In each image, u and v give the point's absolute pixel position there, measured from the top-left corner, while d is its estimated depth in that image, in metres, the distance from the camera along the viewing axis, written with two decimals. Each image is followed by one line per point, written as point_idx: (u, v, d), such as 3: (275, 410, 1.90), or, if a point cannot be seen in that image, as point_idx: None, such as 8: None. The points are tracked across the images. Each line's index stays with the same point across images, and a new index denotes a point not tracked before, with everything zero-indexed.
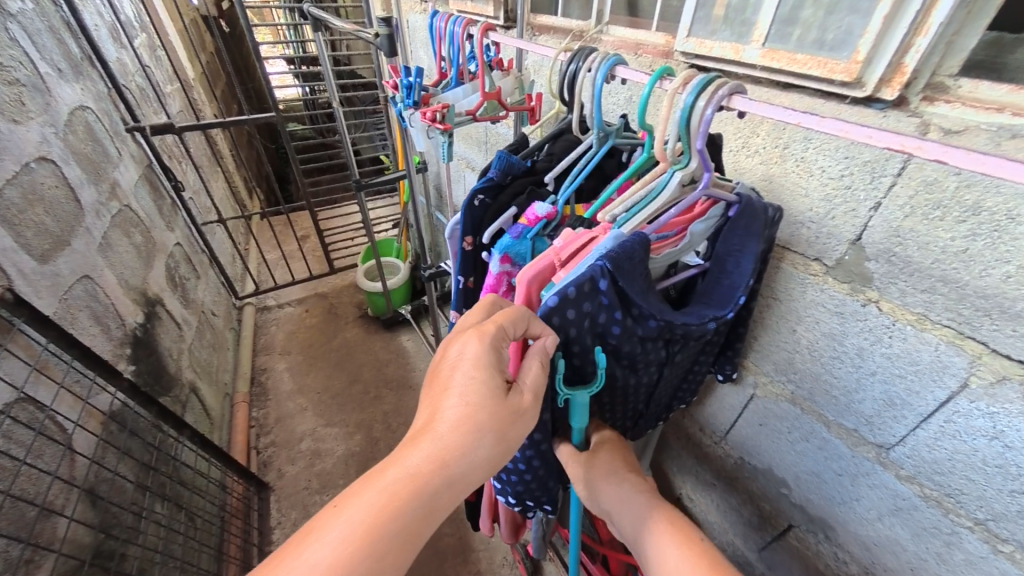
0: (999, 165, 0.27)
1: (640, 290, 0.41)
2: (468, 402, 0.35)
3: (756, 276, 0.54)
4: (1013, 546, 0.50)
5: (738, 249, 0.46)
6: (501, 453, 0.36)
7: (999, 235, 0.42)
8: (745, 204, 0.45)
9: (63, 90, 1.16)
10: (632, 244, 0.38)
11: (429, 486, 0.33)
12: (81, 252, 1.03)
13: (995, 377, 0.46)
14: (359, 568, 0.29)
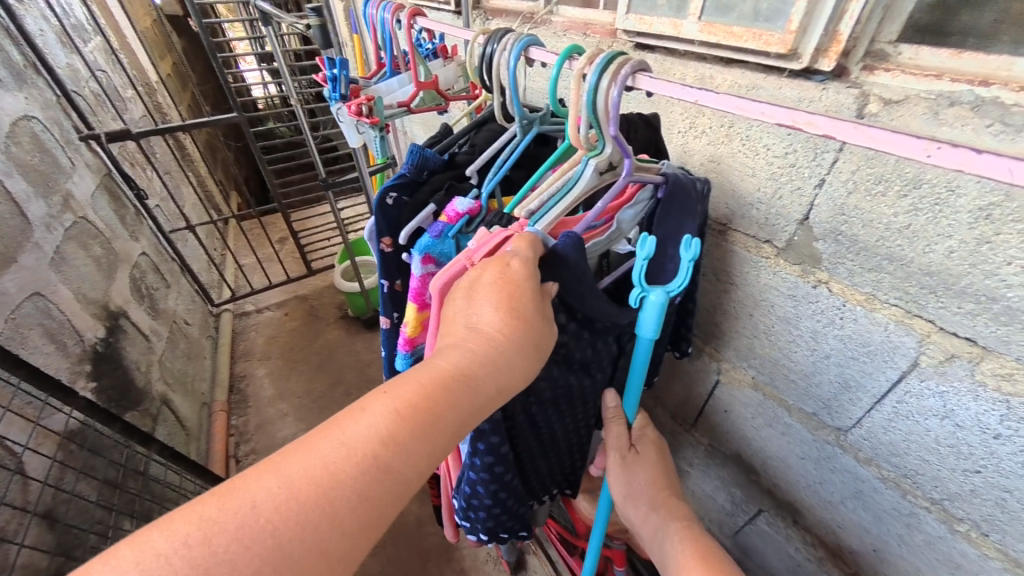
0: (885, 138, 0.28)
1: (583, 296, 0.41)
2: (514, 311, 0.33)
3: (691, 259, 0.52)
4: (968, 525, 0.49)
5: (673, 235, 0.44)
6: (533, 370, 0.35)
7: (940, 208, 0.40)
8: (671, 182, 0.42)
9: (4, 100, 1.11)
10: (575, 251, 0.37)
11: (474, 387, 0.32)
12: (29, 268, 0.99)
13: (945, 356, 0.45)
14: (404, 447, 0.28)
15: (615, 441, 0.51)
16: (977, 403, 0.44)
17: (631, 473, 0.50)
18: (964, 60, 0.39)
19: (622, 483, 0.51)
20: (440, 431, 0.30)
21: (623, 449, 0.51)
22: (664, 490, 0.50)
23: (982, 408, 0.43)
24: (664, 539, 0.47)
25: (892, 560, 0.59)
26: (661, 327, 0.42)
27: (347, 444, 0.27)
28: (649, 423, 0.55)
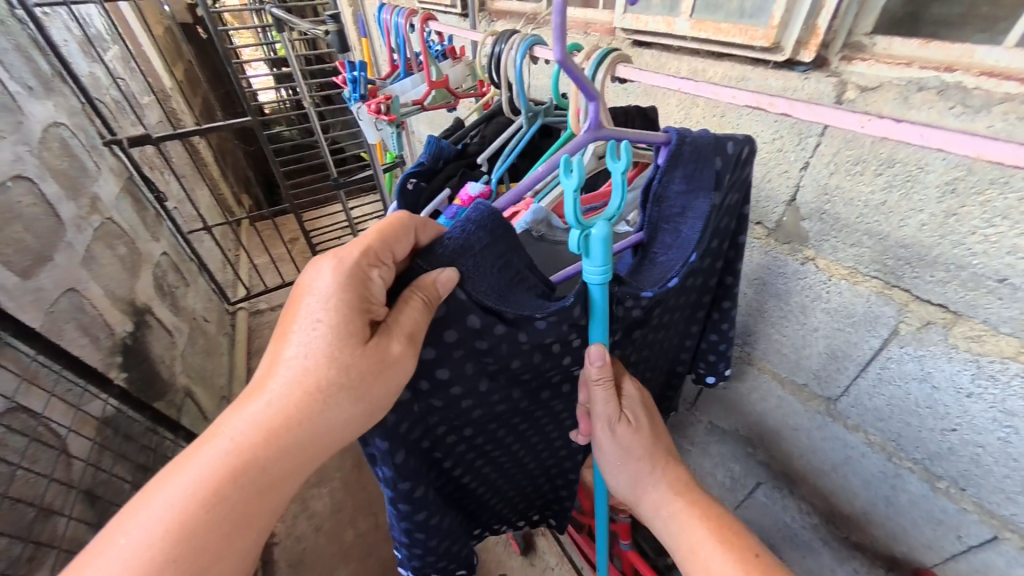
0: (831, 115, 0.37)
1: (492, 289, 0.39)
2: (314, 359, 0.35)
3: (729, 239, 0.53)
4: (947, 482, 0.53)
5: (682, 211, 0.45)
6: (352, 408, 0.37)
7: (912, 184, 0.44)
8: (674, 148, 0.42)
9: (35, 108, 1.17)
10: (469, 237, 0.37)
11: (274, 439, 0.35)
12: (63, 265, 1.05)
13: (922, 323, 0.48)
14: (200, 513, 0.33)
15: (606, 414, 0.50)
16: (951, 364, 0.47)
17: (625, 445, 0.51)
18: (931, 48, 0.43)
19: (617, 454, 0.52)
20: (252, 481, 0.35)
21: (615, 423, 0.50)
22: (659, 459, 0.52)
23: (956, 369, 0.47)
24: (664, 508, 0.51)
25: (880, 522, 0.63)
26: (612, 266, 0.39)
27: (143, 526, 0.33)
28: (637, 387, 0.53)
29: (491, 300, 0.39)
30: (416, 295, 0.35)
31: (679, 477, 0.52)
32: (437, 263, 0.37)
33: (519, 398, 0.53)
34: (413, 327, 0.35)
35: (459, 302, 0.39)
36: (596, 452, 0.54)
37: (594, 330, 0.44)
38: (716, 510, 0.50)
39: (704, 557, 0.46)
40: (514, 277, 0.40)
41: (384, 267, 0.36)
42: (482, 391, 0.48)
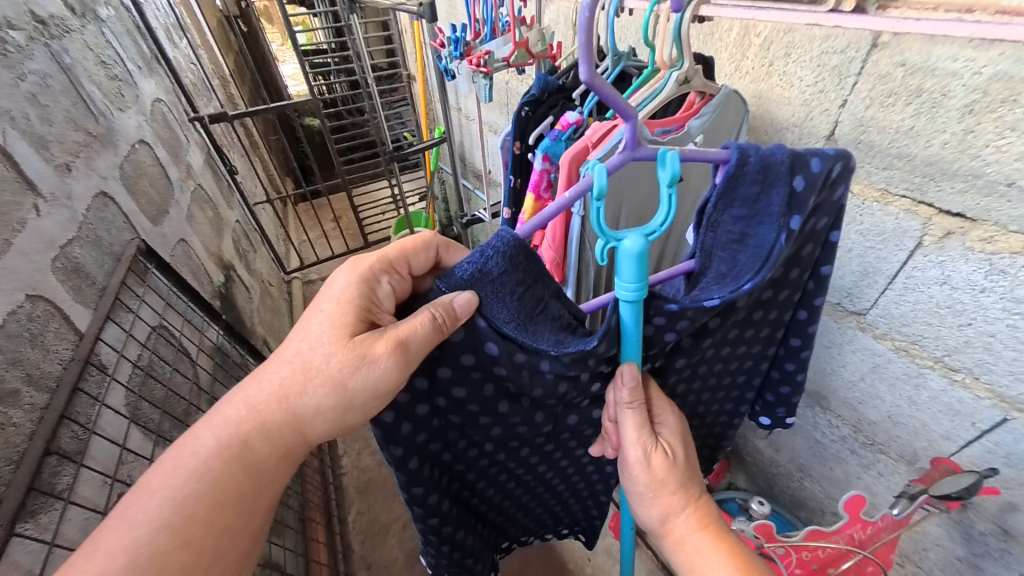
0: (870, 21, 0.55)
1: (507, 317, 0.38)
2: (310, 352, 0.45)
3: (809, 268, 0.50)
4: (963, 373, 0.62)
5: (740, 239, 0.42)
6: (332, 400, 0.44)
7: (936, 109, 0.53)
8: (733, 167, 0.39)
9: (145, 85, 1.32)
10: (486, 261, 0.36)
11: (277, 413, 0.46)
12: (176, 220, 1.20)
13: (943, 233, 0.58)
14: (217, 461, 0.44)
15: (639, 440, 0.49)
16: (967, 265, 0.57)
17: (658, 474, 0.50)
18: None
19: (648, 484, 0.50)
20: (259, 442, 0.45)
21: (647, 449, 0.49)
22: (690, 493, 0.51)
23: (972, 269, 0.57)
24: (688, 543, 0.50)
25: (904, 421, 0.73)
26: (645, 279, 0.37)
27: (174, 468, 0.43)
28: (677, 415, 0.52)
29: (506, 325, 0.39)
30: (422, 318, 0.37)
31: (707, 512, 0.51)
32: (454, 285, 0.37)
33: (542, 421, 0.52)
34: (399, 335, 0.38)
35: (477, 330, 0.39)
36: (622, 474, 0.53)
37: (628, 352, 0.44)
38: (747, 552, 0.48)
39: None
40: (533, 307, 0.39)
41: (395, 283, 0.45)
42: (500, 412, 0.48)
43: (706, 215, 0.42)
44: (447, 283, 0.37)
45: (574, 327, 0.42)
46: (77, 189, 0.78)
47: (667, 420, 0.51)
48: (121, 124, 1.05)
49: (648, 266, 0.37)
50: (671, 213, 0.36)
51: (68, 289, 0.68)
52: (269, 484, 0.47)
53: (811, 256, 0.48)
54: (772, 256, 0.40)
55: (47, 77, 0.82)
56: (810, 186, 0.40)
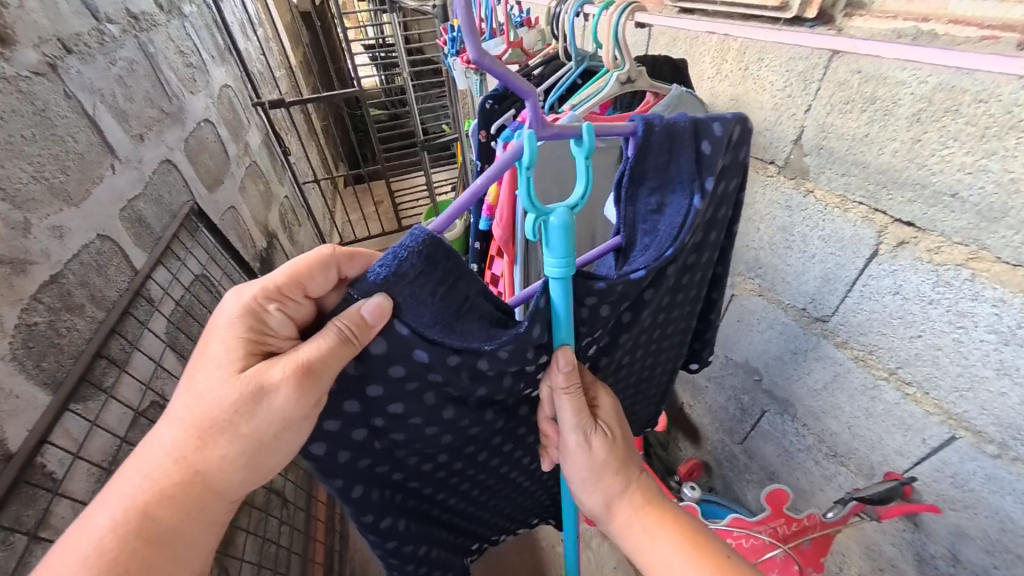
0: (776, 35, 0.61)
1: (433, 319, 0.39)
2: (201, 404, 0.41)
3: (725, 235, 0.60)
4: (915, 387, 0.62)
5: (658, 209, 0.49)
6: (237, 448, 0.42)
7: (887, 118, 0.54)
8: (641, 137, 0.45)
9: (217, 73, 1.52)
10: (401, 264, 0.36)
11: (177, 474, 0.42)
12: (230, 189, 1.39)
13: (897, 242, 0.58)
14: (117, 545, 0.39)
15: (573, 423, 0.50)
16: (916, 275, 0.57)
17: (599, 456, 0.51)
18: (915, 4, 0.52)
19: (586, 469, 0.51)
20: (160, 514, 0.41)
21: (585, 433, 0.51)
22: (630, 472, 0.52)
23: (920, 280, 0.56)
24: (634, 524, 0.51)
25: (862, 434, 0.72)
26: (572, 250, 0.41)
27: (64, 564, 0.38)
28: (613, 398, 0.54)
29: (435, 330, 0.40)
30: (326, 333, 0.38)
31: (647, 489, 0.53)
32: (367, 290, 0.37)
33: (493, 419, 0.54)
34: (303, 362, 0.38)
35: (400, 337, 0.40)
36: (567, 468, 0.53)
37: (560, 333, 0.45)
38: (684, 518, 0.50)
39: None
40: (460, 306, 0.40)
41: (288, 313, 0.42)
42: (446, 418, 0.49)
43: (625, 189, 0.49)
44: (360, 290, 0.37)
45: (503, 322, 0.45)
46: (147, 155, 0.96)
47: (604, 402, 0.53)
48: (190, 105, 1.24)
49: (573, 240, 0.41)
50: (590, 186, 0.41)
51: (131, 233, 0.85)
52: (184, 560, 0.42)
53: (726, 217, 0.57)
54: (687, 220, 0.48)
55: (134, 63, 1.00)
56: (716, 147, 0.48)
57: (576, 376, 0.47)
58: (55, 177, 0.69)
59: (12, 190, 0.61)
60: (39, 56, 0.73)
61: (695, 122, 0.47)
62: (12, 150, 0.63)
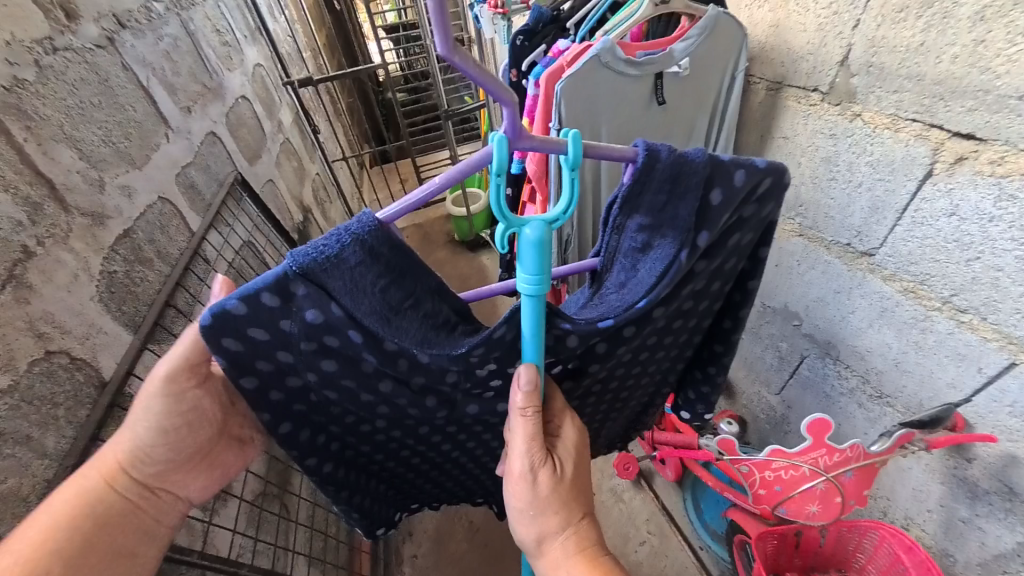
0: None
1: (370, 310, 0.38)
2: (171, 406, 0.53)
3: (735, 279, 0.56)
4: (970, 314, 0.59)
5: (643, 248, 0.45)
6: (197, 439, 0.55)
7: (947, 21, 0.50)
8: (640, 168, 0.40)
9: (250, 52, 1.57)
10: (342, 249, 0.37)
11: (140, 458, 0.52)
12: (267, 164, 1.45)
13: (955, 159, 0.55)
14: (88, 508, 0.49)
15: (520, 450, 0.47)
16: (977, 192, 0.54)
17: (542, 493, 0.47)
18: None
19: (528, 500, 0.48)
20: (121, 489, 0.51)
21: (533, 461, 0.47)
22: (574, 513, 0.48)
23: (981, 196, 0.53)
24: (562, 572, 0.47)
25: (910, 370, 0.69)
26: (546, 268, 0.38)
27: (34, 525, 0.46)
28: (576, 428, 0.51)
29: (370, 322, 0.39)
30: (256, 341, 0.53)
31: (588, 537, 0.48)
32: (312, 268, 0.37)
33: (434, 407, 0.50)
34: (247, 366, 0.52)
35: (335, 317, 0.39)
36: (507, 493, 0.49)
37: (527, 351, 0.43)
38: None
39: None
40: (401, 301, 0.39)
41: None
42: (382, 392, 0.46)
43: (613, 215, 0.44)
44: (299, 272, 0.37)
45: (450, 327, 0.43)
46: (194, 127, 1.01)
47: (567, 432, 0.51)
48: (229, 82, 1.29)
49: (550, 258, 0.38)
50: (575, 205, 0.38)
51: (187, 198, 0.91)
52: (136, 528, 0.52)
53: (734, 267, 0.53)
54: (668, 270, 0.43)
55: (178, 39, 1.05)
56: (726, 200, 0.43)
57: (534, 399, 0.44)
58: (120, 142, 0.75)
59: (87, 152, 0.67)
60: (99, 30, 0.78)
61: (712, 164, 0.42)
62: (84, 115, 0.69)
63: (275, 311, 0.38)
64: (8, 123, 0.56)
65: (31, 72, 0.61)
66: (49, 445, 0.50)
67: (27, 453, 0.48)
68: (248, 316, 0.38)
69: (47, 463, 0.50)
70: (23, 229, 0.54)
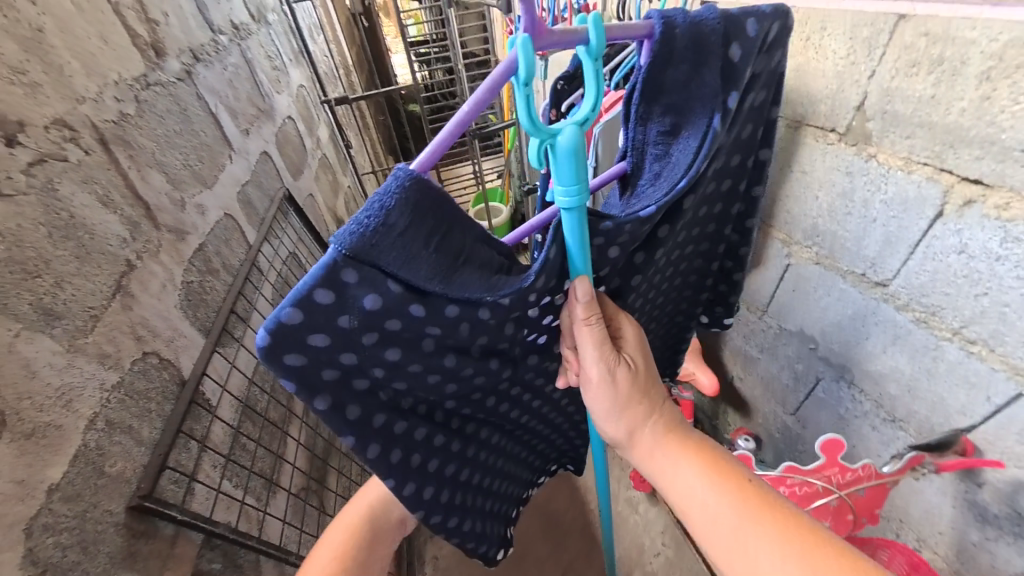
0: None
1: (428, 273, 0.41)
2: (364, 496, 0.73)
3: (754, 151, 0.65)
4: (980, 345, 0.63)
5: (672, 130, 0.52)
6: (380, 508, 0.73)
7: (955, 78, 0.55)
8: (659, 41, 0.46)
9: (294, 74, 1.69)
10: (388, 216, 0.37)
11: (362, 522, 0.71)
12: (308, 179, 1.55)
13: (964, 201, 0.59)
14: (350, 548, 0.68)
15: (597, 355, 0.54)
16: (985, 232, 0.58)
17: (623, 388, 0.56)
18: None
19: (613, 397, 0.56)
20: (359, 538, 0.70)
21: (610, 364, 0.55)
22: (653, 401, 0.57)
23: (989, 236, 0.58)
24: (656, 449, 0.56)
25: (921, 396, 0.73)
26: (581, 174, 0.42)
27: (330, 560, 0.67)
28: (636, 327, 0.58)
29: (432, 285, 0.42)
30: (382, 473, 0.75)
31: (667, 417, 0.58)
32: (354, 249, 0.38)
33: (498, 367, 0.58)
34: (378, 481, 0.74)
35: (394, 294, 0.41)
36: (590, 399, 0.58)
37: (577, 266, 0.48)
38: (705, 448, 0.55)
39: (701, 499, 0.52)
40: (455, 258, 0.42)
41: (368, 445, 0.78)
42: (449, 366, 0.52)
43: (636, 106, 0.51)
44: (348, 258, 0.38)
45: (507, 268, 0.48)
46: (251, 148, 1.11)
47: (627, 330, 0.58)
48: (277, 104, 1.39)
49: (582, 166, 0.42)
50: (599, 106, 0.42)
51: (245, 214, 1.00)
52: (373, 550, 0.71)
53: (754, 134, 0.62)
54: (703, 143, 0.50)
55: (238, 68, 1.15)
56: (744, 54, 0.50)
57: (593, 307, 0.51)
58: (195, 164, 0.84)
59: (171, 175, 0.76)
60: (180, 65, 0.88)
61: (725, 22, 0.48)
62: (168, 143, 0.77)
63: (330, 307, 0.39)
64: (116, 153, 0.65)
65: (132, 106, 0.71)
66: (144, 435, 0.58)
67: (129, 440, 0.55)
68: (304, 323, 0.40)
69: (143, 450, 0.57)
70: (127, 244, 0.62)
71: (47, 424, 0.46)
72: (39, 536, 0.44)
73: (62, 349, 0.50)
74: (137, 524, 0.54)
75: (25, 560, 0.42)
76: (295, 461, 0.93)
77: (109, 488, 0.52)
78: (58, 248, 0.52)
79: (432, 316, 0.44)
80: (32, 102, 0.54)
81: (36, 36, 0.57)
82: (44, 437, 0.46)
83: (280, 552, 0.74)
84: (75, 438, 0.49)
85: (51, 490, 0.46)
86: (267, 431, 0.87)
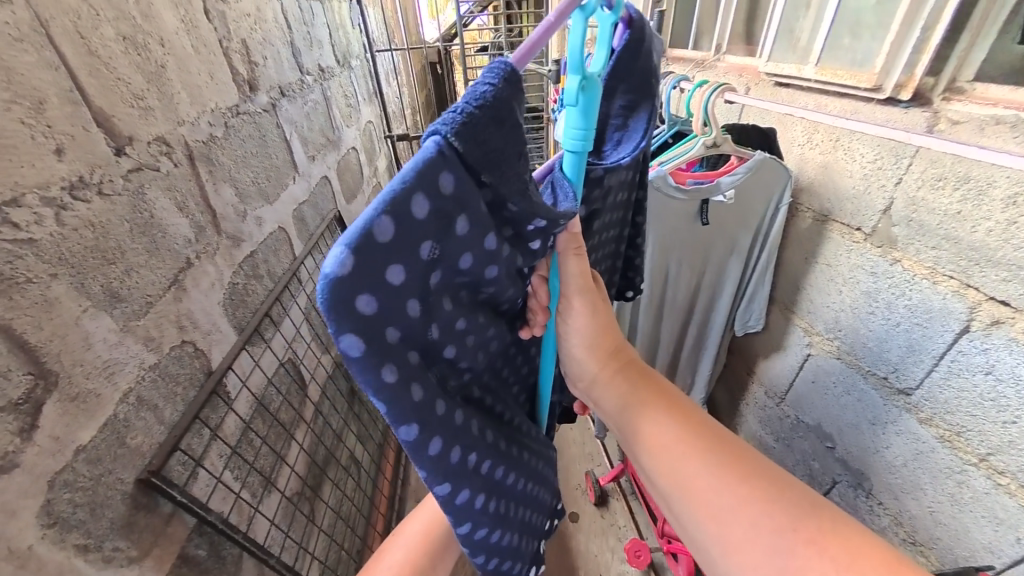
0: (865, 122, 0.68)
1: (517, 190, 0.35)
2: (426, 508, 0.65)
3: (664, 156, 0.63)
4: (1009, 477, 0.58)
5: (629, 111, 0.51)
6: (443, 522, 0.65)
7: (982, 198, 0.56)
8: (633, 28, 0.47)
9: (365, 111, 1.88)
10: (491, 103, 0.31)
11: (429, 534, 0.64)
12: (360, 203, 1.69)
13: (991, 321, 0.57)
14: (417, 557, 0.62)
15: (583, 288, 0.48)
16: (1012, 356, 0.55)
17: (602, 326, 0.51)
18: (1018, 93, 0.59)
19: (594, 334, 0.51)
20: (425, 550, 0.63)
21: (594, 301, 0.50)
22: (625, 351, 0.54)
23: (1016, 361, 0.55)
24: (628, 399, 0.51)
25: (946, 522, 0.67)
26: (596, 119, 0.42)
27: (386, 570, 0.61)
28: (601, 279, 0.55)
29: (514, 206, 0.35)
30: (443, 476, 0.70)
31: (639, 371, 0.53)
32: (468, 135, 0.31)
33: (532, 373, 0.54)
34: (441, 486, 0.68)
35: (481, 216, 0.34)
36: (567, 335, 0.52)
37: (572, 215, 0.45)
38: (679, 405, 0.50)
39: (676, 451, 0.46)
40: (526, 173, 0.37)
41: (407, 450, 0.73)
42: (491, 350, 0.45)
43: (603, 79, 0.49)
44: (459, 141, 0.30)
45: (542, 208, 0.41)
46: (314, 171, 1.24)
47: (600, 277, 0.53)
48: (345, 136, 1.56)
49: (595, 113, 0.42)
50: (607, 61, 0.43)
51: (297, 229, 1.11)
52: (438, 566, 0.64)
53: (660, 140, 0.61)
54: (652, 124, 0.52)
55: (318, 103, 1.31)
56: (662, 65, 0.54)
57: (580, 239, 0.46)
58: (263, 182, 0.96)
59: (241, 189, 0.87)
60: (268, 99, 1.03)
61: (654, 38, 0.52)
62: (245, 162, 0.90)
63: (423, 226, 0.30)
64: (199, 168, 0.76)
65: (221, 130, 0.83)
66: (166, 416, 0.64)
67: (152, 418, 0.61)
68: (394, 242, 0.29)
69: (162, 429, 0.63)
70: (190, 245, 0.72)
71: (89, 391, 0.53)
72: (59, 490, 0.49)
73: (117, 328, 0.57)
74: (141, 498, 0.59)
75: (42, 510, 0.47)
76: (295, 465, 0.97)
77: (126, 458, 0.57)
78: (135, 241, 0.61)
79: (504, 256, 0.37)
80: (145, 122, 0.65)
81: (159, 72, 0.69)
82: (84, 403, 0.52)
83: (264, 552, 0.76)
84: (108, 408, 0.55)
85: (77, 451, 0.51)
86: (274, 431, 0.91)
